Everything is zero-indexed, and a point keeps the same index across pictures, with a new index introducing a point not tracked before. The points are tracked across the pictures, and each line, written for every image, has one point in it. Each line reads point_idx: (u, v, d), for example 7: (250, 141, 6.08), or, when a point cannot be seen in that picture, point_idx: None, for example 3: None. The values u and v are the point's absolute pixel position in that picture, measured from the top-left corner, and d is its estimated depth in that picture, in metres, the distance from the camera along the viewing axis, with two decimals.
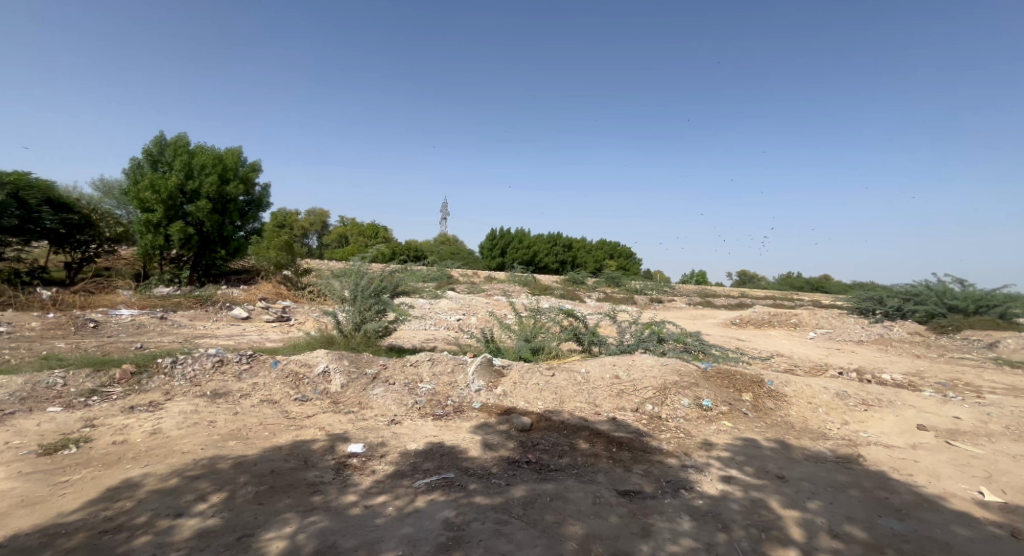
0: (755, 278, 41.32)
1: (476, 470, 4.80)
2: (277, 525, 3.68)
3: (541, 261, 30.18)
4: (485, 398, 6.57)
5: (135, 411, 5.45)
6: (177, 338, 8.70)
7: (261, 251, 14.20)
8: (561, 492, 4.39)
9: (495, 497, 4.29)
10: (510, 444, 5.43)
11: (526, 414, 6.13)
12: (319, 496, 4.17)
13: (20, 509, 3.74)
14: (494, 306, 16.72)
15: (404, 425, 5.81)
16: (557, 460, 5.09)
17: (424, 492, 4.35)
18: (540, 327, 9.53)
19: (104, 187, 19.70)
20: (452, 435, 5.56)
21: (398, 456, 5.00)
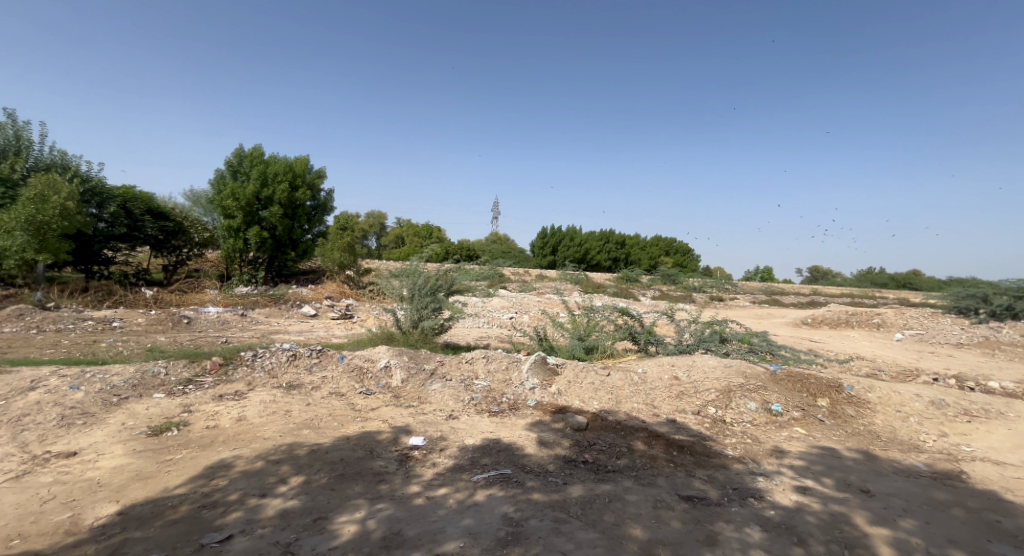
0: (830, 274, 39.03)
1: (534, 467, 4.83)
2: (349, 510, 3.87)
3: (594, 259, 29.83)
4: (539, 396, 6.58)
5: (223, 399, 5.86)
6: (255, 333, 9.28)
7: (325, 251, 14.83)
8: (621, 494, 4.34)
9: (553, 495, 4.30)
10: (568, 443, 5.42)
11: (581, 414, 6.10)
12: (386, 484, 4.33)
13: (132, 483, 4.14)
14: (545, 306, 16.43)
15: (462, 420, 5.92)
16: (615, 462, 5.03)
17: (484, 487, 4.42)
18: (594, 326, 9.44)
19: (191, 196, 21.33)
20: (509, 432, 5.61)
21: (458, 451, 5.11)
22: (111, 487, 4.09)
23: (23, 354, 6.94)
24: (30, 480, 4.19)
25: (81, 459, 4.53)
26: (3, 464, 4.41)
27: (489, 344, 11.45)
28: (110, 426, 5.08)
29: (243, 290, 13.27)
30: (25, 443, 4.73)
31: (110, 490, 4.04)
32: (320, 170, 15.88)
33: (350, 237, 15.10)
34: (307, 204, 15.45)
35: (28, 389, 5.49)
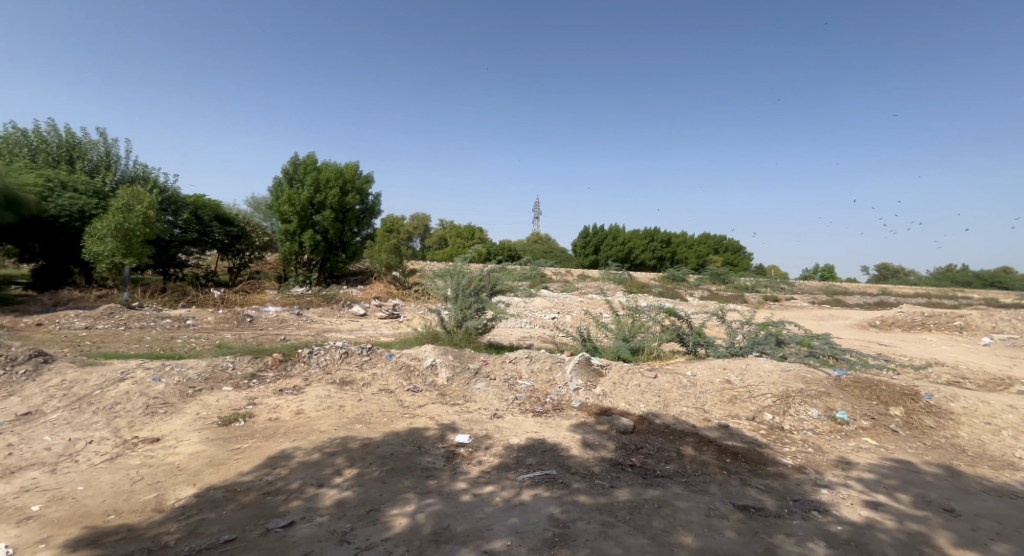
0: (903, 273, 36.70)
1: (581, 469, 4.76)
2: (400, 503, 3.92)
3: (638, 258, 29.27)
4: (583, 397, 6.50)
5: (283, 393, 6.09)
6: (310, 331, 9.61)
7: (373, 253, 15.18)
8: (671, 500, 4.21)
9: (600, 498, 4.22)
10: (613, 445, 5.31)
11: (627, 416, 5.98)
12: (435, 480, 4.37)
13: (206, 469, 4.36)
14: (590, 306, 16.43)
15: (507, 420, 5.91)
16: (663, 466, 4.90)
17: (530, 486, 4.38)
18: (640, 327, 9.25)
19: (251, 202, 22.36)
20: (553, 432, 5.56)
21: (503, 449, 5.09)
22: (189, 471, 4.33)
23: (110, 348, 7.46)
24: (120, 462, 4.50)
25: (162, 444, 4.82)
26: (98, 447, 4.75)
27: (532, 344, 11.42)
28: (187, 415, 5.38)
29: (299, 291, 13.78)
30: (116, 429, 5.08)
31: (188, 474, 4.28)
32: (368, 175, 16.30)
33: (396, 239, 15.42)
34: (356, 208, 15.89)
35: (117, 380, 5.89)
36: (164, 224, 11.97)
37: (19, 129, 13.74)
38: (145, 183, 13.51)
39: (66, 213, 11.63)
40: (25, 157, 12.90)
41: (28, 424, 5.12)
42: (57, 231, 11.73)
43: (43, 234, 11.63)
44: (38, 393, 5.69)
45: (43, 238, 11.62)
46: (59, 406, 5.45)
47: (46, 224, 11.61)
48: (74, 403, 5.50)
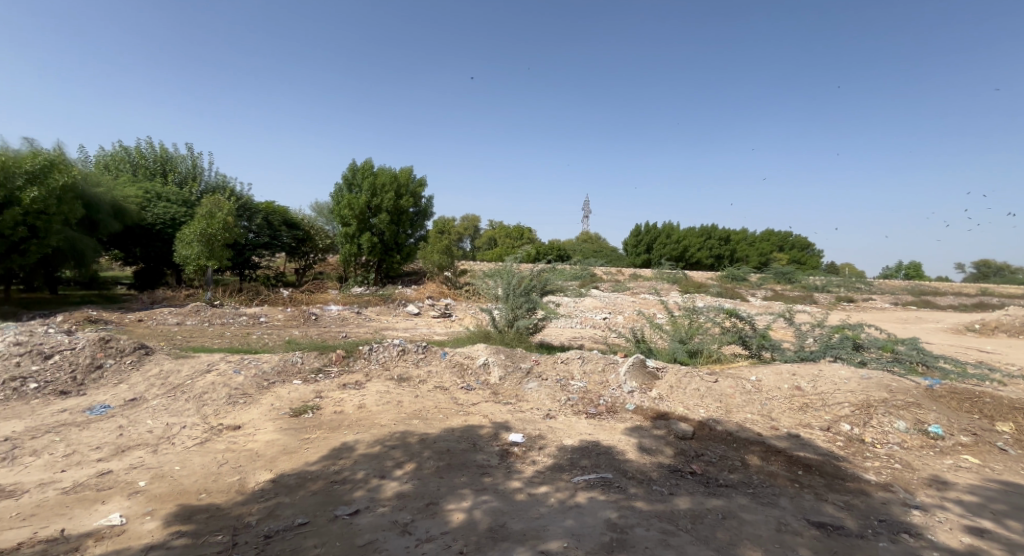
0: (1004, 272, 33.37)
1: (638, 474, 4.55)
2: (455, 499, 3.89)
3: (693, 257, 28.19)
4: (639, 400, 6.25)
5: (346, 387, 6.21)
6: (369, 329, 9.81)
7: (425, 254, 15.42)
8: (736, 512, 3.93)
9: (659, 504, 4.00)
10: (671, 451, 5.06)
11: (685, 422, 5.69)
12: (489, 477, 4.31)
13: (281, 456, 4.53)
14: (640, 307, 15.82)
15: (560, 420, 5.75)
16: (727, 476, 4.61)
17: (585, 488, 4.22)
18: (698, 328, 8.85)
19: (314, 208, 23.30)
20: (608, 435, 5.36)
21: (557, 450, 4.95)
22: (266, 457, 4.52)
23: (197, 342, 7.92)
24: (209, 446, 4.74)
25: (242, 432, 5.04)
26: (190, 431, 5.03)
27: (584, 344, 11.21)
28: (262, 406, 5.58)
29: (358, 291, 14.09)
30: (204, 416, 5.36)
31: (265, 460, 4.47)
32: (421, 179, 16.61)
33: (448, 240, 15.57)
34: (410, 211, 16.19)
35: (205, 371, 6.22)
36: (240, 229, 12.66)
37: (121, 146, 15.02)
38: (226, 192, 14.41)
39: (161, 221, 12.64)
40: (125, 171, 14.08)
41: (133, 409, 5.49)
42: (153, 236, 12.74)
43: (142, 239, 12.66)
44: (141, 380, 6.08)
45: (143, 244, 12.66)
46: (158, 394, 5.80)
47: (144, 230, 12.62)
48: (171, 391, 5.85)
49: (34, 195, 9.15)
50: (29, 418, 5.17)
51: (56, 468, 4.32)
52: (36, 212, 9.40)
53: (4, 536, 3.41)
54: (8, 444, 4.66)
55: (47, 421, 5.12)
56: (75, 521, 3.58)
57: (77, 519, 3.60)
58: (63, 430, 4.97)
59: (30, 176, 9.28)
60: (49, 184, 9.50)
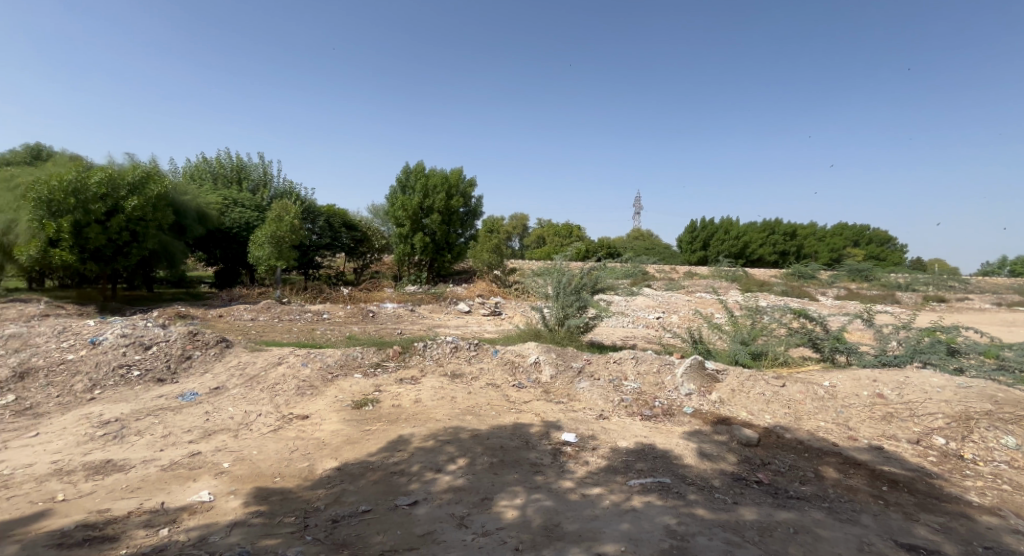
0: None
1: (697, 480, 4.30)
2: (508, 496, 3.86)
3: (755, 253, 26.90)
4: (697, 404, 5.93)
5: (403, 382, 6.24)
6: (422, 327, 9.89)
7: (476, 253, 15.49)
8: (810, 526, 3.61)
9: (722, 514, 3.74)
10: (734, 458, 4.74)
11: (750, 428, 5.32)
12: (542, 475, 4.21)
13: (345, 446, 4.62)
14: (699, 306, 15.21)
15: (613, 421, 5.52)
16: (798, 487, 4.27)
17: (641, 492, 4.02)
18: (761, 329, 8.34)
19: (371, 209, 23.94)
20: (665, 438, 5.09)
21: (611, 451, 4.74)
22: (331, 446, 4.62)
23: (269, 336, 8.23)
24: (281, 433, 4.90)
25: (310, 421, 5.16)
26: (265, 419, 5.21)
27: (637, 344, 10.85)
28: (326, 398, 5.69)
29: (412, 290, 14.22)
30: (277, 405, 5.53)
31: (331, 448, 4.58)
32: (470, 179, 16.68)
33: (498, 238, 15.53)
34: (460, 211, 16.28)
35: (277, 363, 6.42)
36: (304, 231, 13.13)
37: (203, 156, 16.00)
38: (294, 196, 15.02)
39: (238, 225, 13.35)
40: (207, 180, 15.00)
41: (218, 397, 5.74)
42: (231, 239, 13.45)
43: (221, 241, 13.40)
44: (223, 371, 6.37)
45: (222, 246, 13.38)
46: (238, 383, 6.05)
47: (223, 233, 13.35)
48: (249, 381, 6.08)
49: (134, 203, 9.84)
50: (132, 402, 5.54)
51: (156, 446, 4.62)
52: (136, 219, 10.10)
53: (115, 504, 3.70)
54: (115, 424, 5.01)
55: (147, 406, 5.46)
56: (172, 495, 3.84)
57: (174, 494, 3.86)
58: (160, 414, 5.28)
59: (132, 187, 10.00)
60: (147, 193, 10.18)
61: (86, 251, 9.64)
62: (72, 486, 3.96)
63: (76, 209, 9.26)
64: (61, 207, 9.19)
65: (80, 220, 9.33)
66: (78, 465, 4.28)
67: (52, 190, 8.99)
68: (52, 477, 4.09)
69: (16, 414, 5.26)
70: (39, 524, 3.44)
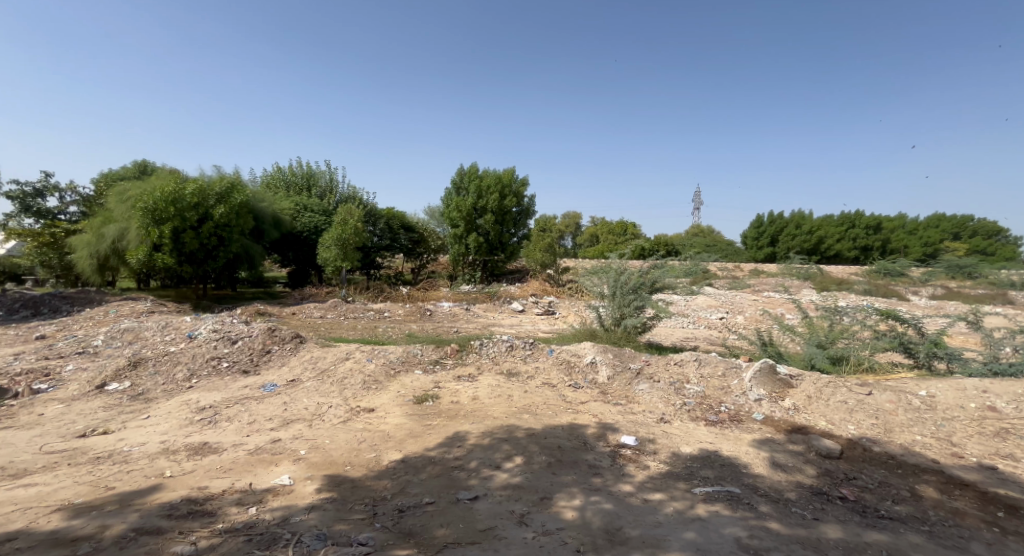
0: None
1: (771, 492, 3.89)
2: (566, 496, 3.65)
3: (831, 249, 25.14)
4: (768, 410, 5.44)
5: (461, 379, 6.14)
6: (478, 325, 9.82)
7: (528, 253, 15.32)
8: (907, 551, 3.18)
9: (801, 530, 3.36)
10: (813, 470, 4.27)
11: (830, 439, 4.82)
12: (601, 478, 3.96)
13: (408, 439, 4.55)
14: (768, 306, 14.29)
15: (675, 426, 5.16)
16: (890, 506, 3.78)
17: (707, 501, 3.69)
18: (841, 331, 7.62)
19: (427, 211, 24.29)
20: (732, 445, 4.68)
21: (672, 457, 4.41)
22: (395, 438, 4.57)
23: (336, 333, 8.42)
24: (350, 424, 4.91)
25: (375, 414, 5.15)
26: (335, 410, 5.25)
27: (699, 346, 10.29)
28: (389, 392, 5.67)
29: (467, 289, 14.23)
30: (345, 398, 5.57)
31: (395, 441, 4.52)
32: (523, 178, 16.49)
33: (551, 237, 15.24)
34: (513, 210, 16.12)
35: (345, 358, 6.48)
36: (367, 234, 13.44)
37: (277, 165, 16.82)
38: (359, 200, 15.44)
39: (308, 229, 13.85)
40: (281, 188, 15.72)
41: (294, 388, 5.87)
42: (302, 242, 13.97)
43: (293, 244, 13.97)
44: (297, 364, 6.52)
45: (294, 248, 13.94)
46: (311, 376, 6.16)
47: (294, 236, 13.90)
48: (320, 374, 6.18)
49: (221, 212, 10.39)
50: (223, 391, 5.78)
51: (244, 432, 4.76)
52: (222, 226, 10.62)
53: (212, 482, 3.81)
54: (209, 410, 5.24)
55: (234, 394, 5.67)
56: (258, 477, 3.91)
57: (260, 476, 3.93)
58: (246, 402, 5.45)
59: (219, 197, 10.58)
60: (232, 202, 10.72)
61: (182, 255, 10.29)
62: (177, 464, 4.12)
63: (175, 217, 9.94)
64: (163, 215, 9.90)
65: (179, 226, 10.00)
66: (181, 446, 4.47)
67: (156, 200, 9.71)
68: (161, 455, 4.28)
69: (133, 398, 5.63)
70: (152, 496, 3.59)
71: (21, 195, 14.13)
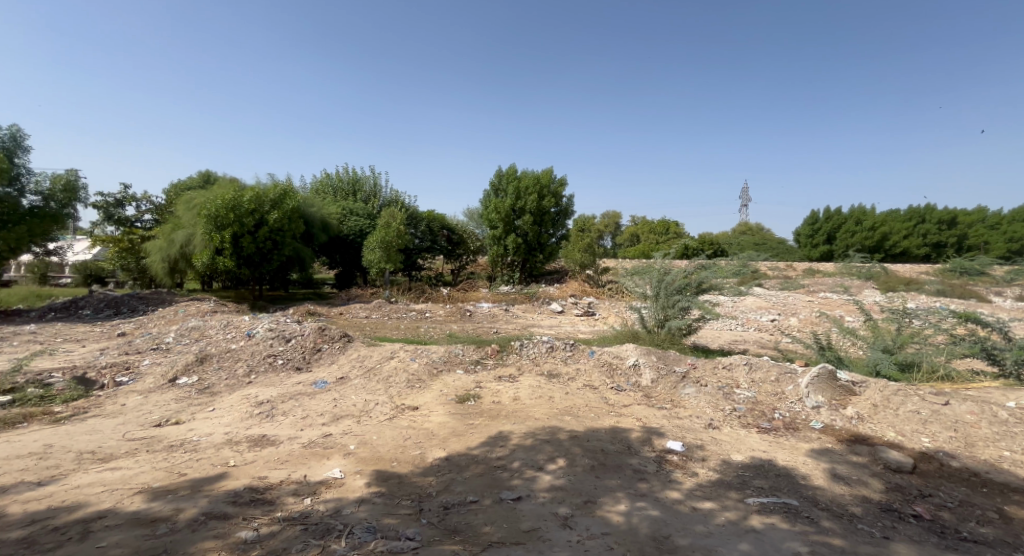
0: None
1: (833, 506, 3.51)
2: (611, 500, 3.41)
3: (897, 246, 23.51)
4: (828, 419, 5.00)
5: (501, 380, 5.97)
6: (518, 326, 9.64)
7: (568, 253, 15.02)
8: None
9: (871, 549, 3.00)
10: (880, 484, 3.84)
11: (900, 451, 4.36)
12: (647, 483, 3.69)
13: (451, 437, 4.41)
14: (825, 307, 13.47)
15: (725, 432, 4.79)
16: (974, 528, 3.34)
17: (761, 512, 3.36)
18: (911, 335, 6.96)
19: (467, 213, 24.32)
20: (788, 454, 4.29)
21: (723, 464, 4.07)
22: (439, 436, 4.44)
23: (380, 332, 8.44)
24: (396, 421, 4.82)
25: (419, 412, 5.04)
26: (382, 407, 5.19)
27: (749, 349, 9.74)
28: (432, 391, 5.57)
29: (506, 290, 14.10)
30: (390, 395, 5.51)
31: (439, 439, 4.40)
32: (562, 178, 16.19)
33: (590, 237, 14.88)
34: (552, 211, 15.85)
35: (390, 357, 6.42)
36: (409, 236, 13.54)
37: (325, 172, 17.20)
38: (402, 204, 15.58)
39: (354, 232, 14.05)
40: (329, 193, 16.07)
41: (343, 386, 5.86)
42: (348, 245, 14.18)
43: (340, 246, 14.21)
44: (346, 362, 6.52)
45: (341, 250, 14.18)
46: (359, 374, 6.14)
47: (341, 239, 14.13)
48: (367, 372, 6.15)
49: (275, 217, 10.67)
50: (278, 387, 5.83)
51: (298, 426, 4.76)
52: (276, 230, 10.89)
53: (271, 473, 3.79)
54: (267, 404, 5.28)
55: (289, 390, 5.71)
56: (312, 469, 3.86)
57: (314, 468, 3.87)
58: (300, 398, 5.47)
59: (273, 203, 10.88)
60: (285, 207, 11.00)
61: (241, 258, 10.62)
62: (240, 454, 4.13)
63: (235, 223, 10.28)
64: (224, 221, 10.26)
65: (238, 232, 10.34)
66: (243, 437, 4.50)
67: (218, 207, 10.07)
68: (226, 445, 4.31)
69: (200, 391, 5.76)
70: (220, 483, 3.59)
71: (104, 205, 14.98)
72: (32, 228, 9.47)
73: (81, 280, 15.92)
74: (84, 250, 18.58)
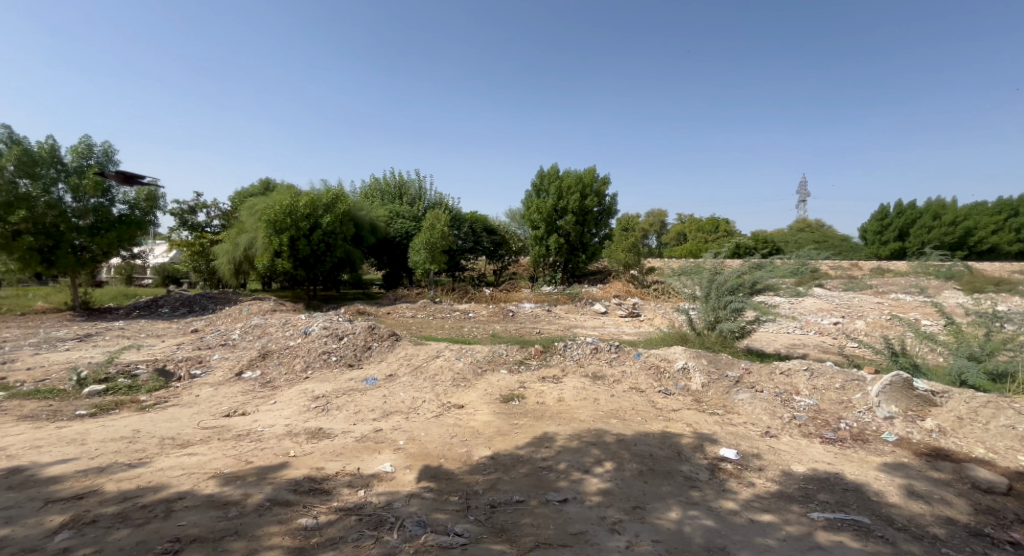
0: None
1: (911, 526, 3.02)
2: (662, 507, 3.06)
3: (982, 242, 21.41)
4: (903, 431, 4.40)
5: (546, 381, 5.69)
6: (562, 327, 9.31)
7: (612, 252, 14.52)
8: None
9: None
10: (967, 505, 3.29)
11: (989, 469, 3.76)
12: (698, 491, 3.31)
13: (497, 436, 4.17)
14: (897, 310, 12.39)
15: (783, 441, 4.31)
16: None
17: (828, 527, 2.92)
18: (1003, 341, 6.15)
19: (512, 213, 24.11)
20: (856, 467, 3.78)
21: (782, 476, 3.62)
22: (486, 435, 4.20)
23: (426, 332, 8.33)
24: (443, 419, 4.63)
25: (465, 411, 4.84)
26: (428, 405, 5.02)
27: (809, 353, 9.01)
28: (478, 390, 5.35)
29: (548, 290, 13.81)
30: (437, 393, 5.34)
31: (485, 437, 4.16)
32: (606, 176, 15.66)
33: (635, 235, 14.31)
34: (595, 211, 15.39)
35: (437, 355, 6.26)
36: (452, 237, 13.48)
37: (372, 177, 17.41)
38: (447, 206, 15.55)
39: (401, 234, 14.09)
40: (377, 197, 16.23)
41: (394, 382, 5.74)
42: (394, 246, 14.24)
43: (387, 248, 14.30)
44: (394, 359, 6.41)
45: (388, 252, 14.28)
46: (407, 371, 6.00)
47: (388, 241, 14.22)
48: (415, 370, 6.01)
49: (328, 220, 10.81)
50: (333, 382, 5.78)
51: (353, 420, 4.65)
52: (329, 233, 11.03)
53: (329, 464, 3.67)
54: (323, 399, 5.22)
55: (343, 385, 5.64)
56: (365, 462, 3.71)
57: (367, 461, 3.71)
58: (353, 393, 5.38)
59: (326, 208, 11.03)
60: (337, 211, 11.14)
61: (297, 260, 10.81)
62: (299, 445, 4.04)
63: (291, 227, 10.49)
64: (282, 225, 10.49)
65: (294, 235, 10.54)
66: (302, 429, 4.42)
67: (276, 212, 10.31)
68: (287, 436, 4.24)
69: (263, 385, 5.79)
70: (284, 471, 3.49)
71: (179, 212, 15.68)
72: (122, 234, 9.90)
73: (160, 282, 16.87)
74: (164, 255, 19.71)
